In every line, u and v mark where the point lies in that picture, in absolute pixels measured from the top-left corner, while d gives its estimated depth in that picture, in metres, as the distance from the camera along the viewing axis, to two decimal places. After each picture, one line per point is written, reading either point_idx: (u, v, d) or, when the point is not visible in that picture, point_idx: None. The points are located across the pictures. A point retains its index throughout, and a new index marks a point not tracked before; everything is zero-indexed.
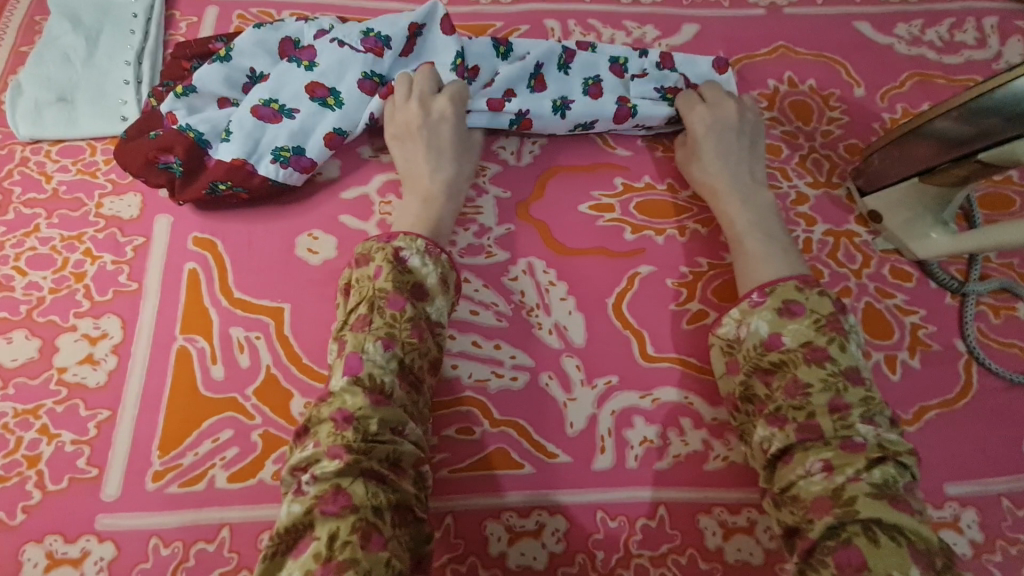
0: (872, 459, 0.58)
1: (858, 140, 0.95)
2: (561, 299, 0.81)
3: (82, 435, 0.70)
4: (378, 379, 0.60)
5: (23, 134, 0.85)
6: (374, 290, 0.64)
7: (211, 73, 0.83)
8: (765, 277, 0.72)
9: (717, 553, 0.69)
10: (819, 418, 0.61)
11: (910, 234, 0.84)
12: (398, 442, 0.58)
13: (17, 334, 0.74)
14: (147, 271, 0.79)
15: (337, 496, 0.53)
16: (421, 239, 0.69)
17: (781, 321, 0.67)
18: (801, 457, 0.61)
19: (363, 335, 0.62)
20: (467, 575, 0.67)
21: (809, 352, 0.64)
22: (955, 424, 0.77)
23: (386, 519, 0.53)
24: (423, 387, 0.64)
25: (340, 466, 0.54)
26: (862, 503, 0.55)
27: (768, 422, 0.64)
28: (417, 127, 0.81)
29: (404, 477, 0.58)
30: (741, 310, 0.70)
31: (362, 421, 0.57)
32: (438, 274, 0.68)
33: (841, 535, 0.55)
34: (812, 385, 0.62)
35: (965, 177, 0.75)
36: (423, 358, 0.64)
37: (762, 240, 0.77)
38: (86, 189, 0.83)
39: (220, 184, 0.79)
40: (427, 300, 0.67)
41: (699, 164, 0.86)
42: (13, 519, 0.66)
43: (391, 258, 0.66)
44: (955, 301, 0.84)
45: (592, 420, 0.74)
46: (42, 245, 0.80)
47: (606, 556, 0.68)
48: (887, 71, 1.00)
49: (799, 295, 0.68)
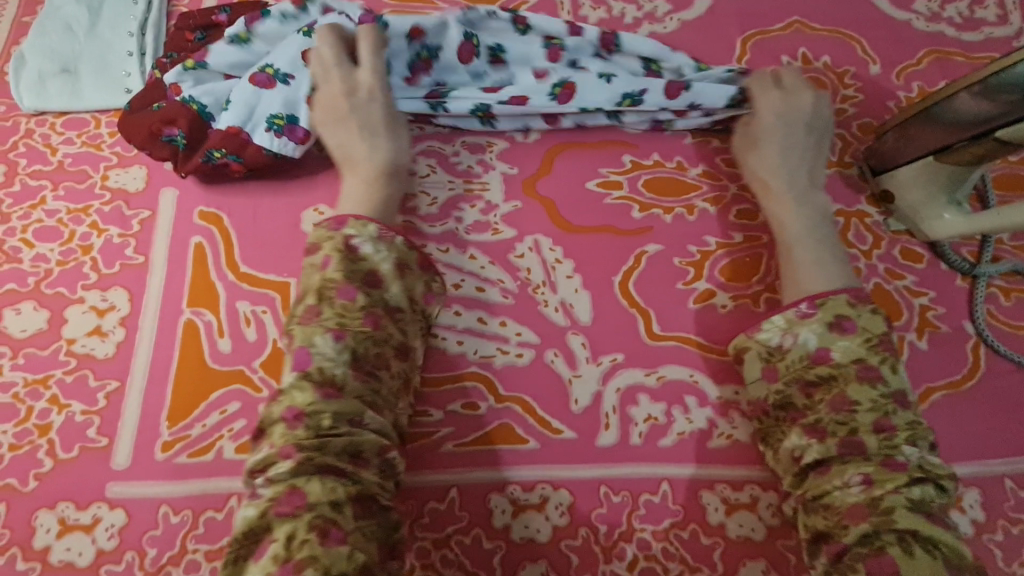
0: (913, 478, 0.59)
1: (872, 119, 0.93)
2: (568, 277, 0.81)
3: (91, 406, 0.71)
4: (329, 372, 0.59)
5: (27, 106, 0.84)
6: (322, 280, 0.63)
7: (226, 52, 0.81)
8: (815, 286, 0.72)
9: (719, 528, 0.70)
10: (863, 435, 0.62)
11: (922, 215, 0.82)
12: (356, 433, 0.57)
13: (26, 306, 0.75)
14: (153, 244, 0.79)
15: (292, 496, 0.52)
16: (373, 224, 0.67)
17: (832, 336, 0.67)
18: (840, 469, 0.61)
19: (311, 328, 0.61)
20: (471, 546, 0.68)
21: (861, 368, 0.65)
22: (961, 405, 0.76)
23: (346, 513, 0.53)
24: (382, 377, 0.62)
25: (293, 466, 0.54)
26: (899, 514, 0.57)
27: (805, 431, 0.65)
28: (346, 104, 0.77)
29: (367, 468, 0.57)
30: (787, 319, 0.69)
31: (311, 418, 0.57)
32: (392, 259, 0.67)
33: (875, 543, 0.56)
34: (859, 403, 0.63)
35: (981, 156, 0.74)
36: (378, 348, 0.63)
37: (815, 246, 0.76)
38: (91, 161, 0.83)
39: (214, 152, 0.78)
40: (382, 287, 0.65)
41: (758, 153, 0.82)
42: (26, 486, 0.67)
43: (341, 247, 0.65)
44: (965, 282, 0.83)
45: (596, 397, 0.75)
46: (48, 218, 0.80)
47: (609, 530, 0.69)
48: (904, 47, 0.98)
49: (852, 311, 0.68)
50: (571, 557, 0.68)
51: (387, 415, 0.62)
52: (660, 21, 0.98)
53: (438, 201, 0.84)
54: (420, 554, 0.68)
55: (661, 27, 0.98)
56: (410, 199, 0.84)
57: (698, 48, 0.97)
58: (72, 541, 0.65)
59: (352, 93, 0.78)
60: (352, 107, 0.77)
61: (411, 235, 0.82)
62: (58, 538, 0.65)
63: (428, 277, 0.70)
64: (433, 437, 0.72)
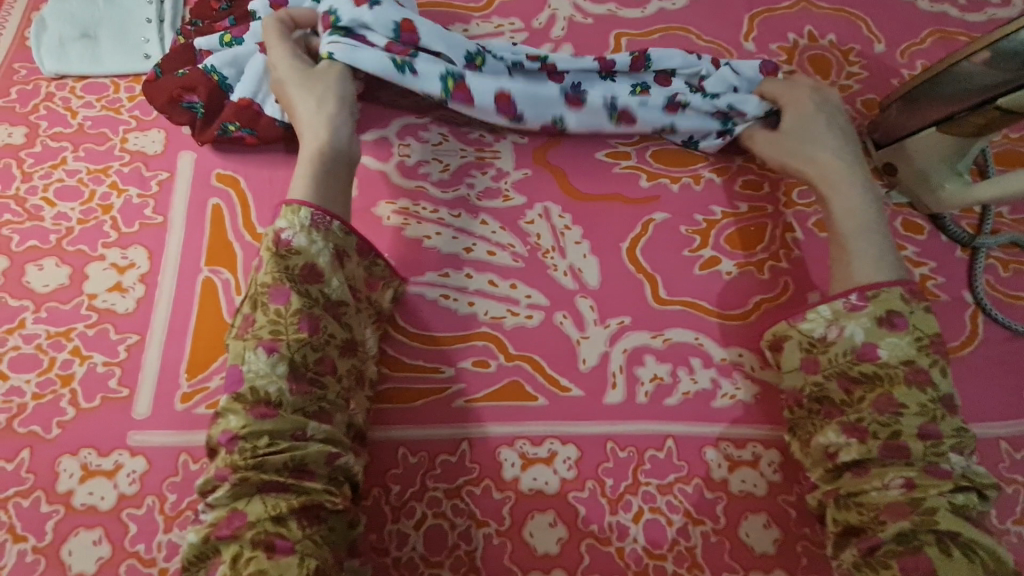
0: (958, 485, 0.61)
1: (876, 95, 0.95)
2: (577, 243, 0.83)
3: (112, 357, 0.72)
4: (261, 389, 0.60)
5: (48, 70, 0.86)
6: (256, 286, 0.64)
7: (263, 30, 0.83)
8: (872, 278, 0.70)
9: (722, 484, 0.72)
10: (908, 440, 0.62)
11: (923, 187, 0.84)
12: (297, 447, 0.59)
13: (48, 262, 0.77)
14: (172, 204, 0.80)
15: (232, 520, 0.57)
16: (305, 210, 0.66)
17: (880, 331, 0.67)
18: (879, 472, 0.62)
19: (246, 341, 0.62)
20: (481, 497, 0.70)
21: (910, 371, 0.65)
22: (959, 370, 0.79)
23: (290, 526, 0.57)
24: (326, 381, 0.63)
25: (232, 490, 0.57)
26: (941, 515, 0.59)
27: (844, 429, 0.65)
28: (298, 84, 0.76)
29: (312, 479, 0.59)
30: (835, 310, 0.69)
31: (247, 440, 0.58)
32: (329, 249, 0.67)
33: (912, 542, 0.59)
34: (906, 406, 0.63)
35: (984, 126, 0.76)
36: (318, 352, 0.63)
37: (875, 238, 0.72)
38: (110, 124, 0.84)
39: (229, 124, 0.81)
40: (320, 281, 0.65)
41: (804, 147, 0.79)
42: (49, 434, 0.69)
43: (273, 245, 0.65)
44: (965, 254, 0.85)
45: (604, 357, 0.77)
46: (70, 177, 0.81)
47: (616, 484, 0.71)
48: (909, 26, 1.00)
49: (903, 306, 0.67)
50: (579, 509, 0.70)
51: (337, 420, 0.63)
52: None
53: (451, 168, 0.86)
54: (432, 503, 0.70)
55: (670, 3, 1.00)
56: (423, 165, 0.86)
57: (706, 24, 0.98)
58: (94, 486, 0.67)
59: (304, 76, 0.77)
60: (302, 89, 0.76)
61: (422, 199, 0.84)
62: (81, 482, 0.67)
63: (369, 261, 0.72)
64: (444, 393, 0.74)
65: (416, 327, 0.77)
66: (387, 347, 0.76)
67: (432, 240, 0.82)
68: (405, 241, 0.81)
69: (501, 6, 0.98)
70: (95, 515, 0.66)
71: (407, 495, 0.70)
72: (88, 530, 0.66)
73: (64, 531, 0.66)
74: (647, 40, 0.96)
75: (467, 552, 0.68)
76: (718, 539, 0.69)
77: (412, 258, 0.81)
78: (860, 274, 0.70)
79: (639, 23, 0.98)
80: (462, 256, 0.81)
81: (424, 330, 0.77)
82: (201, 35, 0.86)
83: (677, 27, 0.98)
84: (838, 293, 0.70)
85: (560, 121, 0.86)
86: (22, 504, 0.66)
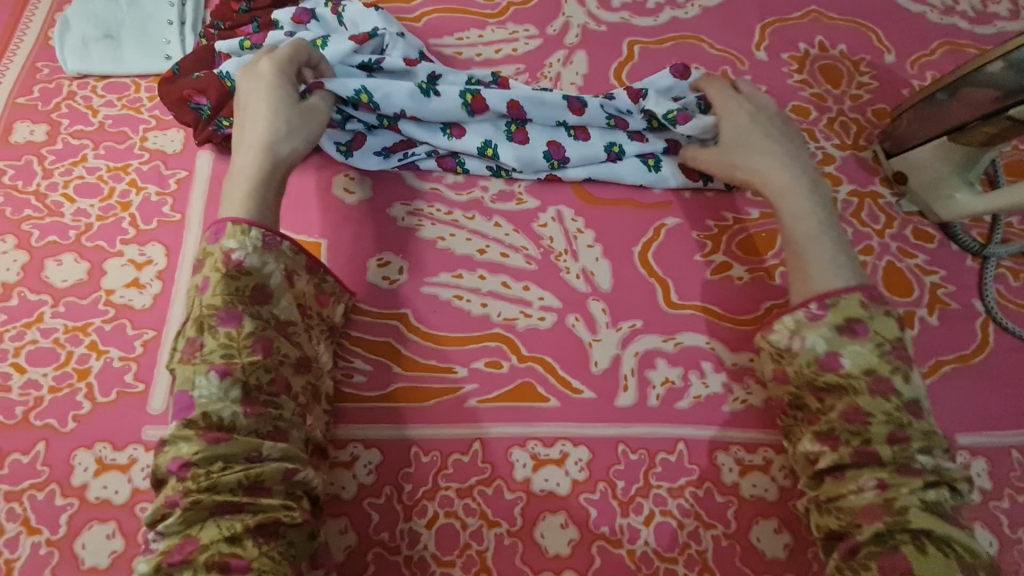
0: (928, 481, 0.60)
1: (887, 105, 0.96)
2: (589, 246, 0.83)
3: (128, 352, 0.73)
4: (215, 414, 0.58)
5: (70, 69, 0.87)
6: (203, 308, 0.62)
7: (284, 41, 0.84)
8: (829, 285, 0.69)
9: (734, 488, 0.72)
10: (878, 446, 0.62)
11: (934, 196, 0.85)
12: (253, 465, 0.58)
13: (67, 257, 0.77)
14: (190, 202, 0.81)
15: (183, 546, 0.54)
16: (255, 230, 0.65)
17: (841, 340, 0.66)
18: (854, 475, 0.62)
19: (195, 365, 0.60)
20: (493, 497, 0.70)
21: (873, 381, 0.64)
22: (969, 379, 0.79)
23: (246, 545, 0.55)
24: (283, 400, 0.63)
25: (183, 516, 0.55)
26: (913, 514, 0.58)
27: (818, 438, 0.65)
28: (260, 95, 0.73)
29: (269, 496, 0.58)
30: (797, 320, 0.68)
31: (200, 465, 0.57)
32: (281, 269, 0.66)
33: (888, 542, 0.58)
34: (873, 415, 0.63)
35: (994, 136, 0.77)
36: (272, 373, 0.62)
37: (828, 243, 0.72)
38: (130, 123, 0.86)
39: (224, 121, 0.81)
40: (271, 301, 0.65)
41: (748, 155, 0.78)
42: (65, 427, 0.70)
43: (221, 267, 0.63)
44: (975, 263, 0.85)
45: (616, 360, 0.77)
46: (89, 175, 0.82)
47: (627, 486, 0.71)
48: (919, 38, 1.01)
49: (864, 313, 0.66)
50: (590, 510, 0.70)
51: (293, 436, 0.62)
52: (682, 7, 1.01)
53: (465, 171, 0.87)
54: (444, 502, 0.70)
55: (683, 12, 1.01)
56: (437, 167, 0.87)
57: (718, 34, 1.00)
58: (109, 479, 0.68)
59: (286, 92, 0.73)
60: (284, 103, 0.73)
61: (437, 201, 0.85)
62: (96, 476, 0.68)
63: (318, 278, 0.71)
64: (458, 392, 0.75)
65: (428, 327, 0.78)
66: (400, 344, 0.77)
67: (445, 242, 0.82)
68: (420, 241, 0.82)
69: (517, 13, 0.99)
70: (109, 509, 0.67)
71: (419, 495, 0.70)
72: (102, 524, 0.66)
73: (79, 524, 0.66)
74: (660, 48, 0.98)
75: (478, 552, 0.68)
76: (729, 543, 0.69)
77: (425, 261, 0.81)
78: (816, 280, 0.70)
79: (652, 31, 0.99)
80: (475, 257, 0.82)
81: (437, 329, 0.78)
82: (223, 39, 0.87)
83: (690, 35, 0.99)
84: (796, 302, 0.70)
85: (516, 170, 0.86)
86: (37, 497, 0.67)
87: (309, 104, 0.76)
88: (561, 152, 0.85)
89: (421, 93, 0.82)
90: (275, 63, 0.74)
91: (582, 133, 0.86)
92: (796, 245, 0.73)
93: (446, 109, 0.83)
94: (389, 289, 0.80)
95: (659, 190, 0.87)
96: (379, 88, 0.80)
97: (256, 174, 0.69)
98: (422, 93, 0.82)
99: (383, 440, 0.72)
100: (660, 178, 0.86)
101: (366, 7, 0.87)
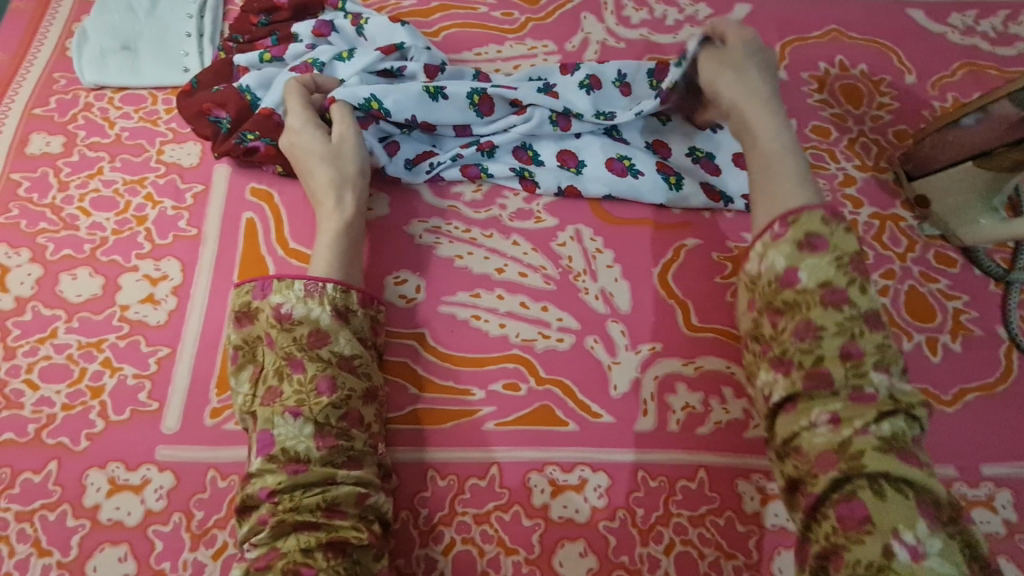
0: (883, 411, 0.57)
1: (908, 126, 0.95)
2: (608, 266, 0.82)
3: (142, 370, 0.72)
4: (292, 450, 0.60)
5: (88, 80, 0.87)
6: (275, 360, 0.64)
7: (301, 51, 0.85)
8: (793, 203, 0.68)
9: (755, 517, 0.70)
10: (830, 365, 0.60)
11: (958, 220, 0.84)
12: (329, 488, 0.59)
13: (82, 272, 0.77)
14: (206, 218, 0.81)
15: (270, 554, 0.57)
16: (298, 283, 0.66)
17: (800, 255, 0.64)
18: (806, 408, 0.60)
19: (273, 408, 0.62)
20: (511, 523, 0.69)
21: (827, 292, 0.62)
22: (994, 408, 0.78)
23: (317, 556, 0.56)
24: (354, 433, 0.63)
25: (272, 530, 0.57)
26: (870, 457, 0.54)
27: (773, 366, 0.64)
28: (310, 149, 0.76)
29: (342, 518, 0.59)
30: (763, 243, 0.67)
31: (284, 494, 0.59)
32: (329, 311, 0.66)
33: (846, 488, 0.54)
34: (825, 327, 0.61)
35: (1020, 162, 0.76)
36: (342, 409, 0.63)
37: (791, 161, 0.71)
38: (147, 136, 0.85)
39: (248, 133, 0.80)
40: (329, 342, 0.65)
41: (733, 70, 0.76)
42: (78, 446, 0.69)
43: (273, 320, 0.65)
44: (998, 288, 0.84)
45: (635, 384, 0.76)
46: (105, 188, 0.82)
47: (646, 513, 0.70)
48: (940, 59, 1.00)
49: (823, 228, 0.64)
50: (609, 538, 0.69)
51: (367, 463, 0.63)
52: (702, 24, 1.01)
53: (483, 189, 0.86)
54: (461, 528, 0.69)
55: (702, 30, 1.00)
56: (456, 184, 0.86)
57: None
58: (121, 501, 0.67)
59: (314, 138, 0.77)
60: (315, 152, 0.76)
61: (455, 218, 0.84)
62: (108, 497, 0.67)
63: (373, 312, 0.70)
64: (474, 415, 0.74)
65: (447, 348, 0.77)
66: (418, 364, 0.76)
67: (463, 260, 0.82)
68: (438, 260, 0.81)
69: (535, 28, 0.98)
70: (121, 531, 0.65)
71: (435, 520, 0.69)
72: (114, 546, 0.65)
73: (90, 546, 0.65)
74: None
75: None
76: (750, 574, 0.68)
77: (444, 279, 0.80)
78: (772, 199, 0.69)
79: (672, 48, 0.98)
80: (493, 277, 0.81)
81: (453, 350, 0.77)
82: (241, 52, 0.87)
83: None
84: (762, 225, 0.69)
85: (529, 176, 0.85)
86: (48, 517, 0.66)
87: (337, 137, 0.78)
88: (575, 160, 0.86)
89: (431, 97, 0.82)
90: (302, 111, 0.78)
91: (594, 150, 0.86)
92: (761, 165, 0.72)
93: (457, 113, 0.84)
94: (406, 307, 0.79)
95: (679, 211, 0.86)
96: (389, 95, 0.81)
97: (335, 228, 0.73)
98: (432, 96, 0.82)
99: (402, 463, 0.71)
100: (682, 195, 0.85)
101: (391, 22, 0.87)
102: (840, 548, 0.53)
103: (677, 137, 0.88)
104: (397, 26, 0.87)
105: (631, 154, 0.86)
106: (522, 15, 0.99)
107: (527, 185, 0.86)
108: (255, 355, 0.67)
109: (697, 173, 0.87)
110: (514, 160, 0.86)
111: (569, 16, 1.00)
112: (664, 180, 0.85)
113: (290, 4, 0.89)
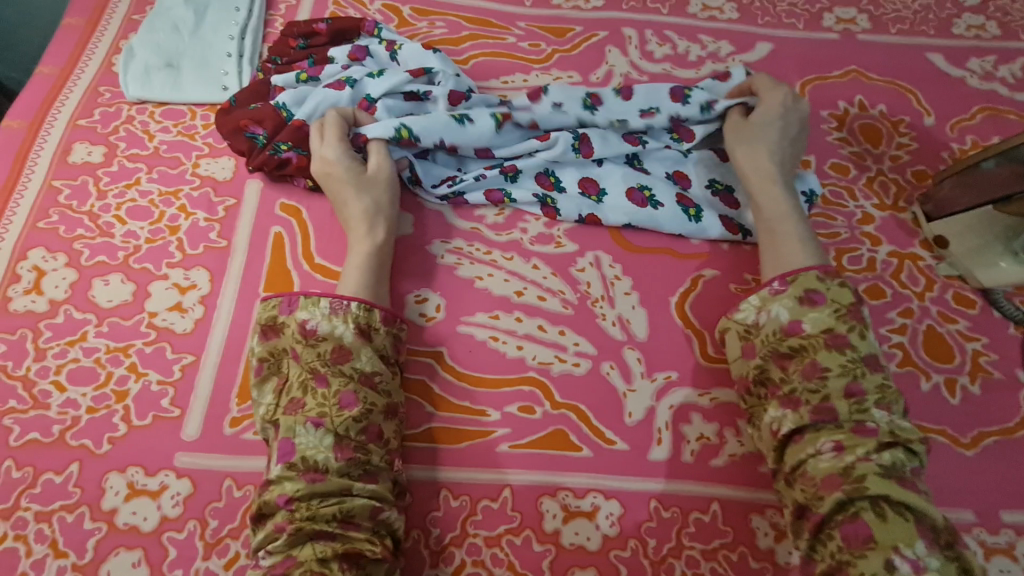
0: (883, 442, 0.59)
1: (927, 167, 0.96)
2: (626, 294, 0.83)
3: (166, 376, 0.74)
4: (311, 460, 0.61)
5: (131, 94, 0.91)
6: (304, 372, 0.65)
7: (336, 72, 0.89)
8: (796, 264, 0.72)
9: (769, 554, 0.69)
10: (835, 401, 0.62)
11: (977, 261, 0.85)
12: (345, 499, 0.60)
13: (114, 278, 0.79)
14: (236, 229, 0.83)
15: (286, 561, 0.57)
16: (324, 300, 0.68)
17: (802, 309, 0.67)
18: (812, 437, 0.62)
19: (295, 417, 0.63)
20: (521, 547, 0.69)
21: (830, 337, 0.65)
22: (1014, 453, 0.76)
23: (332, 567, 0.56)
24: (371, 447, 0.63)
25: (289, 538, 0.58)
26: (871, 481, 0.56)
27: (781, 403, 0.65)
28: (344, 177, 0.80)
29: (357, 530, 0.59)
30: (761, 297, 0.70)
31: (301, 501, 0.59)
32: (352, 329, 0.68)
33: (849, 509, 0.57)
34: (830, 368, 0.63)
35: None
36: (362, 423, 0.64)
37: (794, 224, 0.77)
38: (184, 149, 0.88)
39: (281, 144, 0.84)
40: (351, 358, 0.66)
41: (752, 143, 0.82)
42: (100, 449, 0.70)
43: (298, 334, 0.67)
44: (1018, 331, 0.84)
45: (650, 412, 0.76)
46: (142, 198, 0.85)
47: (658, 544, 0.69)
48: (959, 102, 1.02)
49: (819, 284, 0.68)
50: (619, 568, 0.68)
51: (383, 478, 0.63)
52: (723, 61, 1.03)
53: (505, 213, 0.88)
54: (472, 550, 0.69)
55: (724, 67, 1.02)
56: (479, 208, 0.88)
57: None
58: (138, 506, 0.67)
59: (353, 169, 0.80)
60: (354, 182, 0.80)
61: (477, 240, 0.86)
62: (126, 501, 0.68)
63: (395, 330, 0.71)
64: (489, 436, 0.74)
65: (464, 367, 0.78)
66: (435, 382, 0.77)
67: (483, 281, 0.83)
68: (458, 280, 0.83)
69: (561, 59, 1.01)
70: (137, 536, 0.66)
71: (446, 540, 0.69)
72: (128, 551, 0.65)
73: (105, 550, 0.65)
74: None
75: None
76: None
77: (463, 299, 0.82)
78: (779, 262, 0.74)
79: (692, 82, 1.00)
80: (513, 299, 0.82)
81: (472, 369, 0.78)
82: (279, 73, 0.91)
83: None
84: (764, 282, 0.73)
85: (550, 200, 0.87)
86: (65, 519, 0.67)
87: (371, 168, 0.82)
88: (596, 188, 0.88)
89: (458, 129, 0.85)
90: (335, 141, 0.81)
91: (614, 179, 0.88)
92: (767, 227, 0.78)
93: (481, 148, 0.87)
94: (426, 326, 0.80)
95: (698, 243, 0.87)
96: (419, 125, 0.84)
97: (367, 252, 0.76)
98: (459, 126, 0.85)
99: (416, 482, 0.72)
100: (702, 225, 0.86)
101: (424, 49, 0.91)
102: (846, 564, 0.55)
103: (697, 167, 0.89)
104: (430, 52, 0.91)
105: (651, 183, 0.88)
106: (549, 46, 1.03)
107: (546, 209, 0.87)
108: (279, 368, 0.68)
109: (717, 205, 0.88)
110: (536, 185, 0.88)
111: (595, 49, 1.03)
112: (683, 209, 0.86)
113: (329, 30, 0.93)
